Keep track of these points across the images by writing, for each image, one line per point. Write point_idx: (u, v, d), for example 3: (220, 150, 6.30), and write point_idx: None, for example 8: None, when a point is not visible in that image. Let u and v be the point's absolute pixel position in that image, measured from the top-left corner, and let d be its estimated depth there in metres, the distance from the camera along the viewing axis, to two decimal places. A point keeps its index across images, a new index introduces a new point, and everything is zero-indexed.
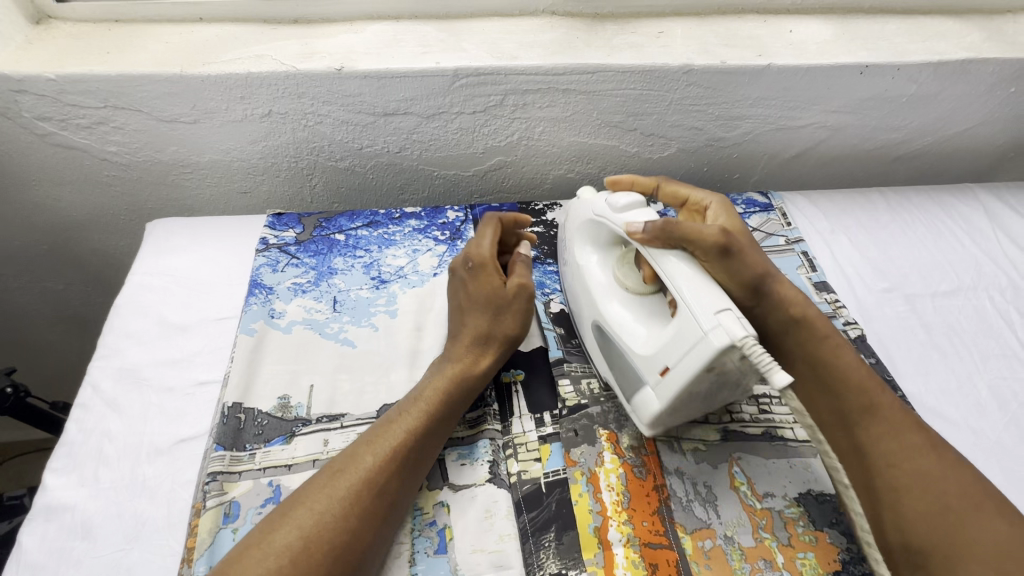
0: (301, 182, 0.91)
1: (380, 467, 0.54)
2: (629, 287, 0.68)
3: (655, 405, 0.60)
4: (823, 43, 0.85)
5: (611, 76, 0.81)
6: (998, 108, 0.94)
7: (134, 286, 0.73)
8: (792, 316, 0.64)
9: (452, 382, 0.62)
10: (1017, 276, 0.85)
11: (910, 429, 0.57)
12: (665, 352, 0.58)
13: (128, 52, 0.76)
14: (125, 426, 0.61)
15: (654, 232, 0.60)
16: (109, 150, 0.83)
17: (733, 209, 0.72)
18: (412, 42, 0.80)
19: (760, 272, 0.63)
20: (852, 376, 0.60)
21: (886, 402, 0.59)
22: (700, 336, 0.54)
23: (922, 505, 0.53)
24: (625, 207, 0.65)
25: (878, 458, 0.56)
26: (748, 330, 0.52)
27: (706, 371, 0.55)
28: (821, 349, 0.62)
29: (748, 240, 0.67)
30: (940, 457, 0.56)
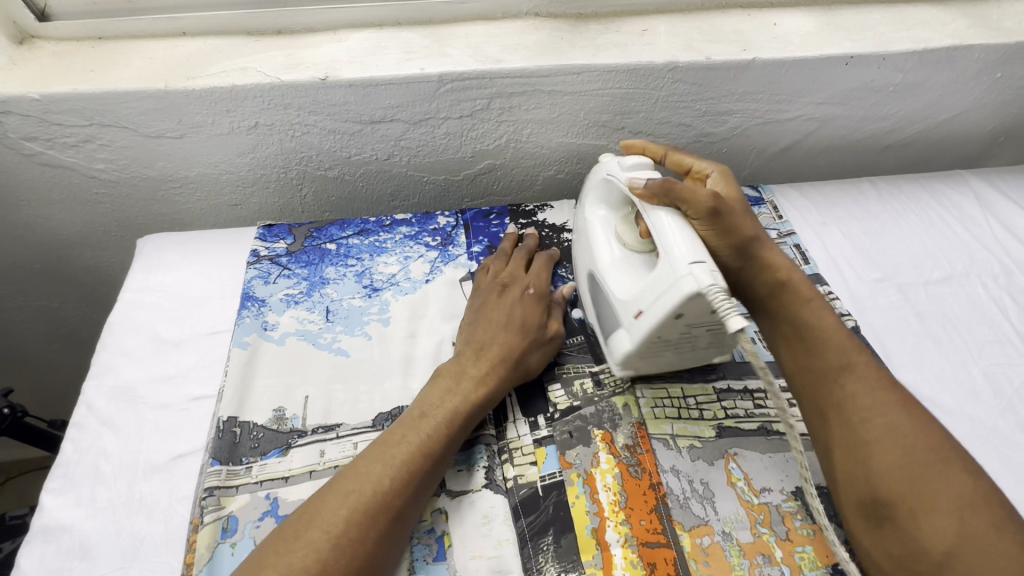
0: (291, 192, 0.92)
1: (398, 486, 0.54)
2: (627, 243, 0.69)
3: (627, 345, 0.63)
4: (807, 35, 0.85)
5: (596, 76, 0.81)
6: (986, 94, 0.94)
7: (127, 303, 0.74)
8: (779, 278, 0.64)
9: (469, 396, 0.62)
10: (1010, 261, 0.85)
11: (886, 388, 0.56)
12: (641, 296, 0.61)
13: (112, 69, 0.76)
14: (121, 444, 0.62)
15: (654, 189, 0.62)
16: (97, 168, 0.83)
17: (733, 177, 0.71)
18: (395, 49, 0.80)
19: (748, 237, 0.63)
20: (831, 336, 0.60)
21: (861, 362, 0.58)
22: (673, 281, 0.56)
23: (891, 458, 0.52)
24: (632, 167, 0.68)
25: (852, 414, 0.55)
26: (718, 282, 0.54)
27: (673, 316, 0.58)
28: (802, 311, 0.62)
29: (744, 208, 0.67)
30: (911, 414, 0.54)
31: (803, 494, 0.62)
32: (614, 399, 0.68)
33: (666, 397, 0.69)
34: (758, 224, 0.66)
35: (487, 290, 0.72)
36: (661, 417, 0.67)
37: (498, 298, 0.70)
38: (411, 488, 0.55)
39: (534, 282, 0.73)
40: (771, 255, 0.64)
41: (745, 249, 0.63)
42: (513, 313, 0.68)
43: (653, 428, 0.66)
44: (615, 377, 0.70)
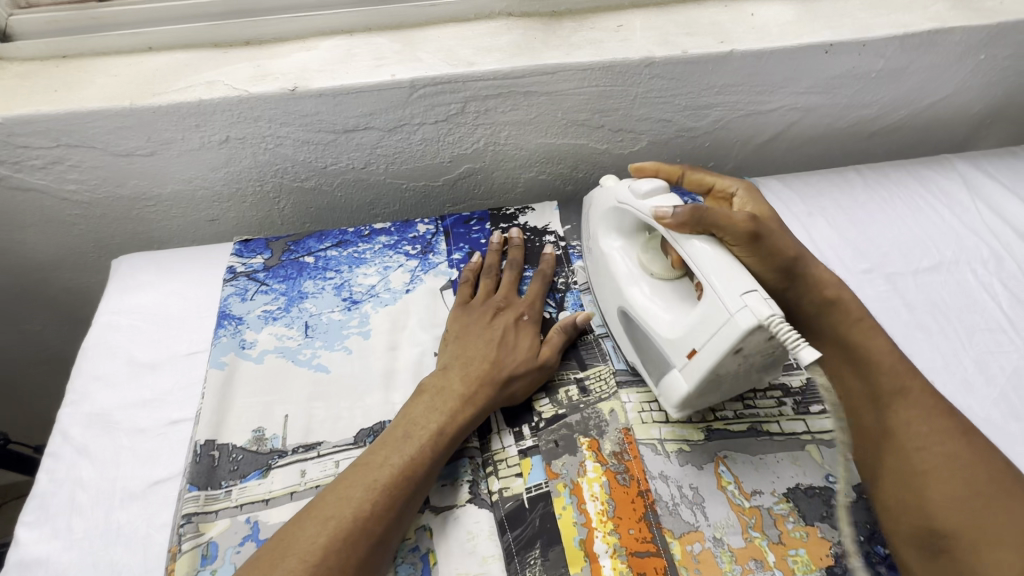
0: (268, 205, 0.90)
1: (377, 511, 0.53)
2: (655, 272, 0.68)
3: (684, 387, 0.60)
4: (785, 24, 0.84)
5: (571, 75, 0.79)
6: (970, 77, 0.92)
7: (102, 326, 0.72)
8: (827, 297, 0.63)
9: (450, 416, 0.60)
10: (999, 246, 0.83)
11: (941, 415, 0.56)
12: (691, 334, 0.58)
13: (76, 88, 0.74)
14: (98, 473, 0.60)
15: (683, 218, 0.58)
16: (68, 189, 0.82)
17: (759, 194, 0.71)
18: (366, 56, 0.79)
19: (792, 255, 0.61)
20: (885, 359, 0.59)
21: (915, 388, 0.58)
22: (725, 317, 0.54)
23: (947, 490, 0.52)
24: (649, 193, 0.64)
25: (907, 440, 0.55)
26: (774, 309, 0.51)
27: (733, 352, 0.55)
28: (852, 334, 0.61)
29: (780, 224, 0.65)
30: (968, 442, 0.54)
31: (795, 495, 0.61)
32: (600, 405, 0.67)
33: (653, 400, 0.68)
34: (796, 237, 0.65)
35: (479, 310, 0.71)
36: (649, 421, 0.66)
37: (491, 321, 0.70)
38: (392, 512, 0.54)
39: (527, 308, 0.73)
40: (818, 271, 0.63)
41: (789, 269, 0.61)
42: (507, 338, 0.68)
43: (640, 433, 0.65)
44: (600, 383, 0.69)
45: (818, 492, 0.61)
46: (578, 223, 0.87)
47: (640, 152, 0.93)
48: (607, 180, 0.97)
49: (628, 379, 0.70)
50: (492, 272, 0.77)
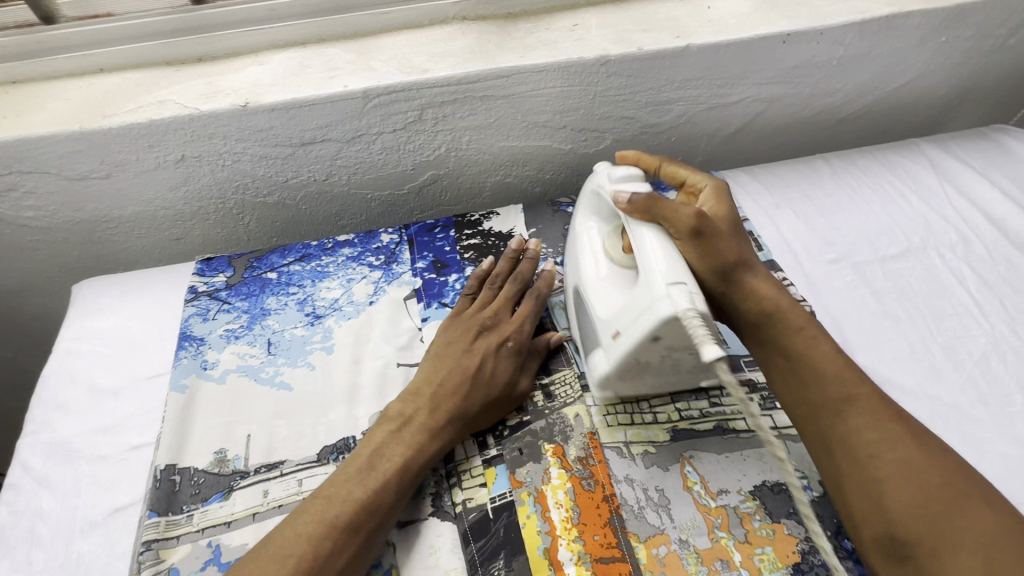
0: (233, 222, 0.89)
1: (338, 548, 0.52)
2: (614, 257, 0.66)
3: (604, 367, 0.62)
4: (741, 16, 0.83)
5: (527, 77, 0.79)
6: (934, 59, 0.91)
7: (63, 353, 0.72)
8: (767, 307, 0.60)
9: (414, 446, 0.59)
10: (967, 230, 0.83)
11: (890, 421, 0.53)
12: (619, 316, 0.59)
13: (26, 114, 0.74)
14: (58, 503, 0.60)
15: (637, 203, 0.60)
16: (27, 216, 0.81)
17: (726, 194, 0.67)
18: (319, 68, 0.78)
19: (733, 260, 0.60)
20: (828, 368, 0.56)
21: (864, 393, 0.55)
22: (651, 304, 0.55)
23: (905, 496, 0.49)
24: (621, 178, 0.65)
25: (859, 450, 0.52)
26: (695, 305, 0.53)
27: (652, 339, 0.56)
28: (795, 344, 0.58)
29: (732, 229, 0.63)
30: (921, 446, 0.52)
31: (762, 493, 0.60)
32: (565, 410, 0.66)
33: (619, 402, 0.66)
34: (748, 246, 0.63)
35: (465, 323, 0.69)
36: (614, 424, 0.64)
37: (471, 342, 0.67)
38: (353, 549, 0.53)
39: (515, 333, 0.69)
40: (756, 283, 0.61)
41: (727, 273, 0.60)
42: (482, 361, 0.65)
43: (605, 437, 0.63)
44: (565, 387, 0.68)
45: (786, 489, 0.60)
46: (544, 225, 0.86)
47: (605, 150, 0.92)
48: (575, 180, 0.97)
49: None
50: (496, 281, 0.74)
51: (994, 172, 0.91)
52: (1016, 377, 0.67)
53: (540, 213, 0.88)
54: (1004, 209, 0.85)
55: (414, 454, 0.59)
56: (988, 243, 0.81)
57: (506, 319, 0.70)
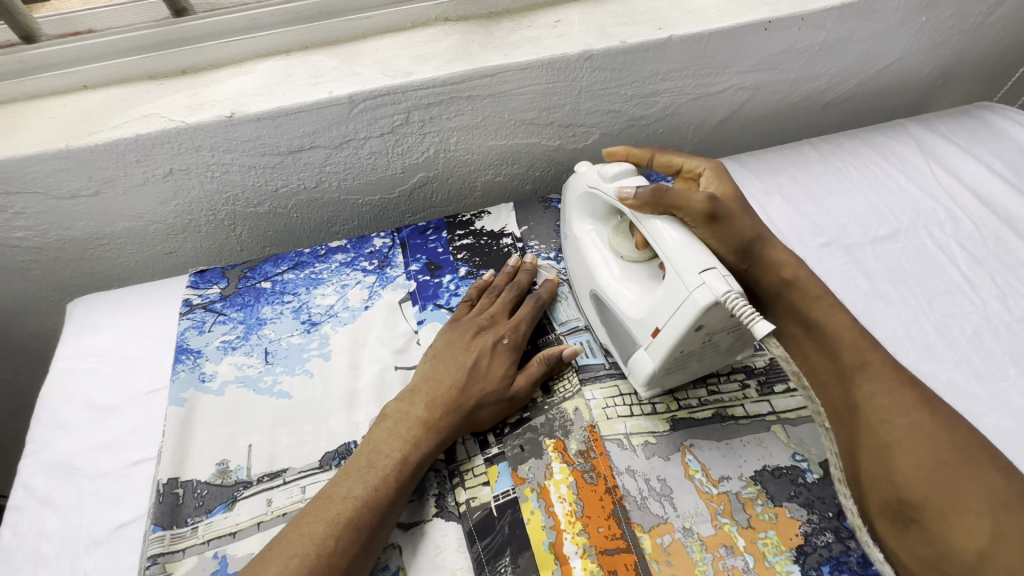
0: (224, 233, 0.89)
1: (340, 549, 0.52)
2: (625, 254, 0.67)
3: (650, 366, 0.60)
4: (722, 5, 0.84)
5: (512, 75, 0.79)
6: (916, 39, 0.92)
7: (59, 372, 0.72)
8: (784, 278, 0.61)
9: (412, 443, 0.59)
10: (955, 208, 0.83)
11: (902, 386, 0.54)
12: (654, 311, 0.58)
13: (11, 134, 0.73)
14: (62, 521, 0.60)
15: (645, 197, 0.60)
16: (17, 236, 0.81)
17: (727, 173, 0.68)
18: (303, 75, 0.78)
19: (751, 236, 0.61)
20: (845, 334, 0.57)
21: (877, 359, 0.55)
22: (685, 295, 0.54)
23: (915, 460, 0.50)
24: (615, 176, 0.65)
25: (871, 415, 0.53)
26: (733, 287, 0.52)
27: (695, 329, 0.55)
28: (813, 311, 0.59)
29: (742, 205, 0.64)
30: (933, 412, 0.52)
31: (763, 478, 0.60)
32: (564, 405, 0.66)
33: (617, 395, 0.67)
34: (757, 220, 0.64)
35: (463, 327, 0.69)
36: (614, 417, 0.65)
37: (470, 340, 0.67)
38: (357, 549, 0.53)
39: (511, 332, 0.69)
40: (774, 253, 0.62)
41: (748, 249, 0.61)
42: (478, 359, 0.65)
43: (606, 429, 0.64)
44: (564, 382, 0.68)
45: (786, 473, 0.60)
46: (535, 222, 0.86)
47: (593, 145, 0.93)
48: (565, 176, 0.97)
49: (591, 375, 0.68)
50: (494, 292, 0.74)
51: (980, 149, 0.91)
52: (1009, 351, 0.68)
53: (531, 210, 0.88)
54: (991, 185, 0.85)
55: (411, 450, 0.59)
56: (977, 220, 0.82)
57: (502, 319, 0.70)
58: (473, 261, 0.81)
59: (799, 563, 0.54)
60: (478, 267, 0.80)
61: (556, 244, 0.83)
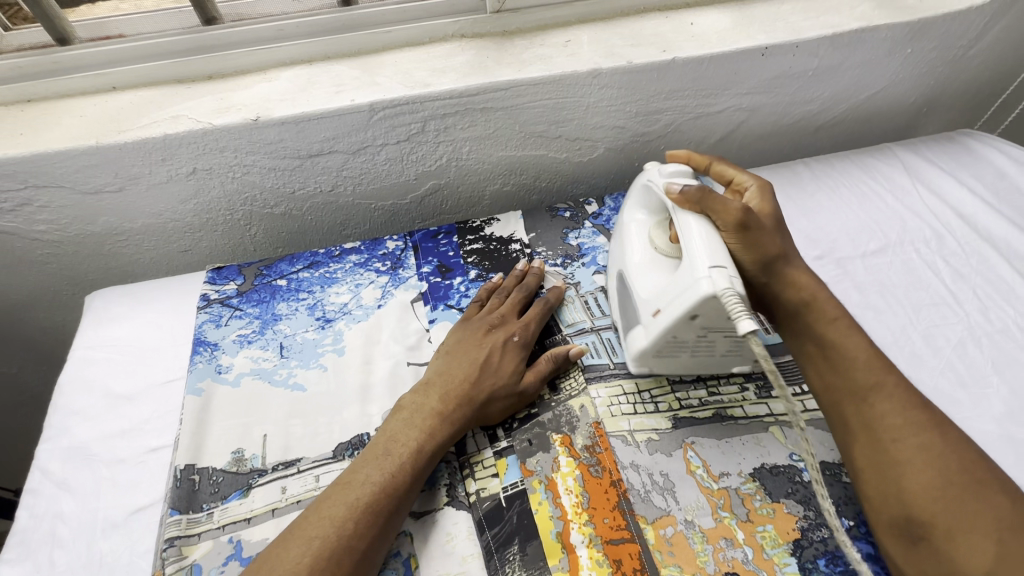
0: (240, 233, 0.92)
1: (358, 531, 0.54)
2: (658, 246, 0.68)
3: (642, 342, 0.65)
4: (722, 32, 0.89)
5: (525, 89, 0.83)
6: (901, 69, 0.98)
7: (78, 361, 0.74)
8: (801, 298, 0.62)
9: (427, 434, 0.61)
10: (939, 226, 0.88)
11: (915, 408, 0.55)
12: (660, 295, 0.62)
13: (42, 130, 0.76)
14: (78, 505, 0.61)
15: (690, 195, 0.63)
16: (38, 230, 0.83)
17: (771, 194, 0.69)
18: (326, 83, 0.81)
19: (773, 254, 0.62)
20: (859, 355, 0.58)
21: (891, 381, 0.56)
22: (691, 283, 0.58)
23: (924, 479, 0.51)
24: (671, 174, 0.69)
25: (882, 433, 0.54)
26: (734, 287, 0.55)
27: (689, 317, 0.59)
28: (829, 332, 0.60)
29: (775, 226, 0.65)
30: (943, 434, 0.53)
31: (761, 474, 0.62)
32: (570, 402, 0.69)
33: (622, 394, 0.69)
34: (788, 241, 0.65)
35: (475, 325, 0.72)
36: (618, 414, 0.67)
37: (482, 337, 0.70)
38: (375, 533, 0.55)
39: (521, 330, 0.72)
40: (795, 274, 0.63)
41: (769, 264, 0.62)
42: (489, 354, 0.68)
43: (610, 426, 0.66)
44: (571, 380, 0.71)
45: (783, 471, 0.62)
46: (543, 230, 0.90)
47: (599, 158, 0.97)
48: (570, 187, 1.01)
49: (597, 375, 0.71)
50: (504, 293, 0.77)
51: (961, 173, 0.97)
52: (991, 360, 0.72)
53: (539, 219, 0.91)
54: (972, 207, 0.91)
55: (426, 438, 0.61)
56: (960, 238, 0.86)
57: (511, 319, 0.74)
58: (482, 265, 0.84)
59: (796, 556, 0.56)
60: (488, 271, 0.83)
61: (562, 250, 0.87)
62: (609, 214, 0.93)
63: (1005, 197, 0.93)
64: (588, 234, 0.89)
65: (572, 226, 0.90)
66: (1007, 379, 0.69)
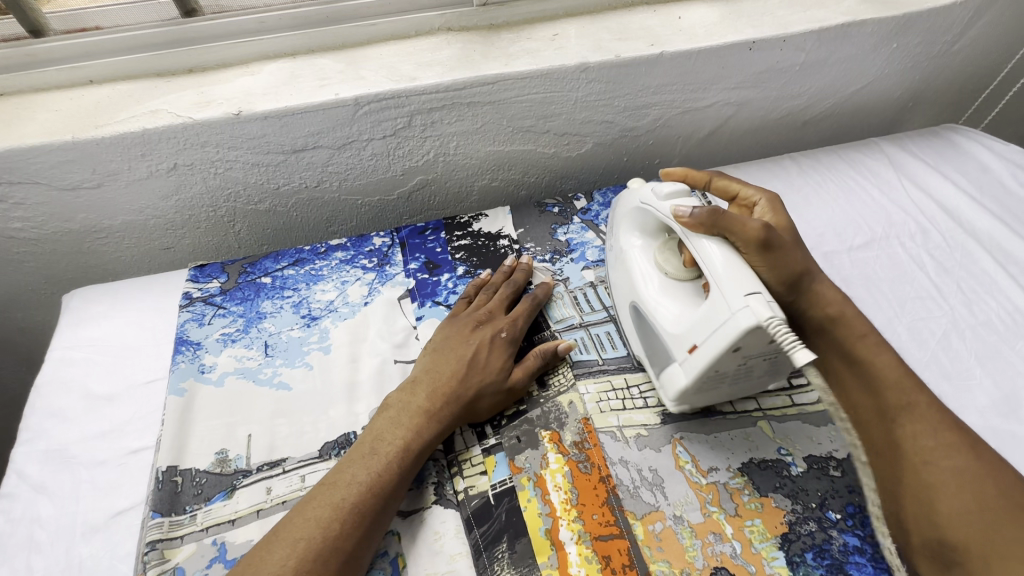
0: (223, 230, 0.91)
1: (344, 533, 0.53)
2: (669, 271, 0.66)
3: (683, 381, 0.60)
4: (710, 25, 0.89)
5: (511, 84, 0.82)
6: (888, 64, 0.98)
7: (56, 362, 0.72)
8: (829, 314, 0.60)
9: (414, 436, 0.61)
10: (924, 220, 0.89)
11: (948, 429, 0.54)
12: (693, 329, 0.57)
13: (15, 125, 0.74)
14: (56, 509, 0.60)
15: (701, 218, 0.58)
16: (13, 227, 0.81)
17: (782, 206, 0.67)
18: (310, 77, 0.80)
19: (799, 270, 0.59)
20: (891, 374, 0.56)
21: (922, 402, 0.55)
22: (728, 317, 0.53)
23: (957, 504, 0.50)
24: (670, 195, 0.65)
25: (914, 454, 0.53)
26: (776, 313, 0.51)
27: (732, 351, 0.53)
28: (858, 350, 0.58)
29: (794, 240, 0.63)
30: (977, 456, 0.52)
31: (749, 469, 0.62)
32: (559, 398, 0.68)
33: (610, 389, 0.69)
34: (809, 255, 0.63)
35: (462, 321, 0.72)
36: (607, 410, 0.67)
37: (469, 334, 0.70)
38: (361, 533, 0.54)
39: (508, 325, 0.71)
40: (818, 289, 0.61)
41: (795, 282, 0.60)
42: (477, 349, 0.68)
43: (600, 422, 0.66)
44: (559, 376, 0.70)
45: (772, 465, 0.63)
46: (531, 225, 0.89)
47: (587, 153, 0.97)
48: (559, 182, 1.01)
49: (585, 370, 0.71)
50: (491, 289, 0.77)
51: (946, 168, 0.98)
52: (974, 353, 0.72)
53: (527, 214, 0.91)
54: (956, 201, 0.91)
55: (412, 437, 0.61)
56: (944, 232, 0.87)
57: (496, 322, 0.72)
58: (470, 261, 0.83)
59: (784, 549, 0.56)
60: (476, 267, 0.83)
61: (551, 246, 0.86)
62: (597, 210, 0.92)
63: (989, 191, 0.94)
64: (577, 229, 0.89)
65: (561, 221, 0.90)
66: (990, 371, 0.70)
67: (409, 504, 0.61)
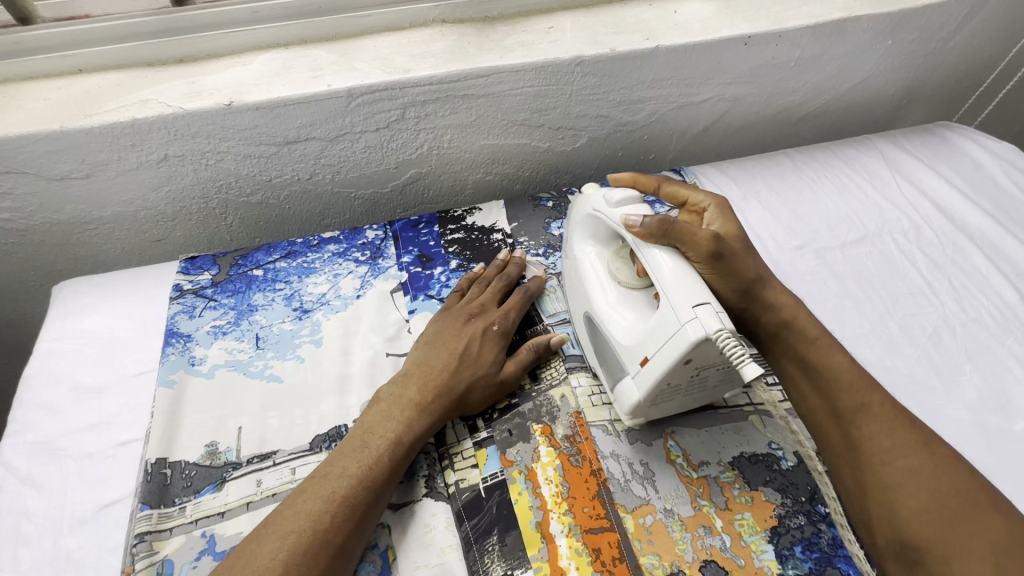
0: (215, 222, 0.90)
1: (336, 527, 0.53)
2: (622, 280, 0.66)
3: (634, 396, 0.59)
4: (706, 20, 0.88)
5: (506, 76, 0.82)
6: (882, 61, 0.99)
7: (44, 354, 0.71)
8: (782, 317, 0.59)
9: (404, 430, 0.60)
10: (917, 217, 0.89)
11: (902, 427, 0.53)
12: (645, 341, 0.57)
13: (3, 113, 0.73)
14: (44, 501, 0.59)
15: (651, 228, 0.57)
16: (2, 218, 0.80)
17: (732, 212, 0.66)
18: (302, 68, 0.79)
19: (751, 278, 0.58)
20: (844, 373, 0.56)
21: (876, 402, 0.54)
22: (677, 329, 0.53)
23: (915, 504, 0.49)
24: (621, 202, 0.64)
25: (872, 457, 0.52)
26: (724, 325, 0.50)
27: (683, 363, 0.54)
28: (810, 354, 0.57)
29: (744, 246, 0.62)
30: (931, 453, 0.52)
31: (740, 463, 0.62)
32: (551, 392, 0.68)
33: (602, 383, 0.69)
34: (760, 260, 0.61)
35: (455, 314, 0.71)
36: (599, 404, 0.67)
37: (461, 327, 0.69)
38: (351, 527, 0.54)
39: (500, 317, 0.71)
40: (774, 296, 0.59)
41: (749, 290, 0.58)
42: (469, 342, 0.68)
43: (591, 416, 0.66)
44: (551, 370, 0.70)
45: (762, 459, 0.63)
46: (525, 219, 0.89)
47: (582, 147, 0.96)
48: (553, 176, 1.00)
49: (577, 364, 0.71)
50: (483, 283, 0.76)
51: (940, 165, 0.98)
52: (965, 349, 0.73)
53: (521, 208, 0.91)
54: (949, 198, 0.92)
55: (404, 430, 0.61)
56: (936, 228, 0.87)
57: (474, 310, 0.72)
58: (464, 255, 0.83)
59: (773, 543, 0.56)
60: (469, 260, 0.82)
61: (545, 240, 0.86)
62: None
63: (982, 189, 0.94)
64: None
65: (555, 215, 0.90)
66: (979, 367, 0.71)
67: (398, 498, 0.60)
